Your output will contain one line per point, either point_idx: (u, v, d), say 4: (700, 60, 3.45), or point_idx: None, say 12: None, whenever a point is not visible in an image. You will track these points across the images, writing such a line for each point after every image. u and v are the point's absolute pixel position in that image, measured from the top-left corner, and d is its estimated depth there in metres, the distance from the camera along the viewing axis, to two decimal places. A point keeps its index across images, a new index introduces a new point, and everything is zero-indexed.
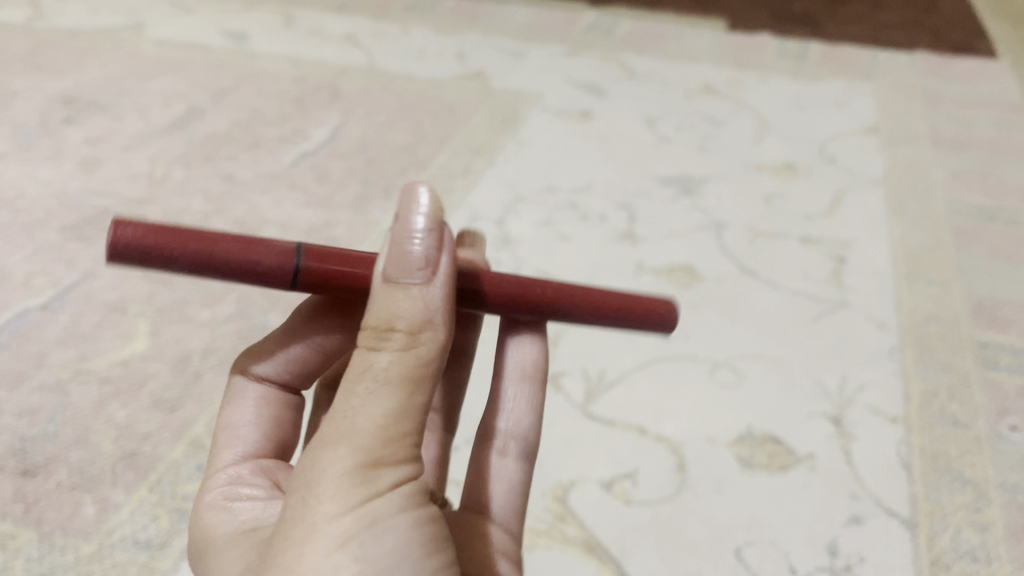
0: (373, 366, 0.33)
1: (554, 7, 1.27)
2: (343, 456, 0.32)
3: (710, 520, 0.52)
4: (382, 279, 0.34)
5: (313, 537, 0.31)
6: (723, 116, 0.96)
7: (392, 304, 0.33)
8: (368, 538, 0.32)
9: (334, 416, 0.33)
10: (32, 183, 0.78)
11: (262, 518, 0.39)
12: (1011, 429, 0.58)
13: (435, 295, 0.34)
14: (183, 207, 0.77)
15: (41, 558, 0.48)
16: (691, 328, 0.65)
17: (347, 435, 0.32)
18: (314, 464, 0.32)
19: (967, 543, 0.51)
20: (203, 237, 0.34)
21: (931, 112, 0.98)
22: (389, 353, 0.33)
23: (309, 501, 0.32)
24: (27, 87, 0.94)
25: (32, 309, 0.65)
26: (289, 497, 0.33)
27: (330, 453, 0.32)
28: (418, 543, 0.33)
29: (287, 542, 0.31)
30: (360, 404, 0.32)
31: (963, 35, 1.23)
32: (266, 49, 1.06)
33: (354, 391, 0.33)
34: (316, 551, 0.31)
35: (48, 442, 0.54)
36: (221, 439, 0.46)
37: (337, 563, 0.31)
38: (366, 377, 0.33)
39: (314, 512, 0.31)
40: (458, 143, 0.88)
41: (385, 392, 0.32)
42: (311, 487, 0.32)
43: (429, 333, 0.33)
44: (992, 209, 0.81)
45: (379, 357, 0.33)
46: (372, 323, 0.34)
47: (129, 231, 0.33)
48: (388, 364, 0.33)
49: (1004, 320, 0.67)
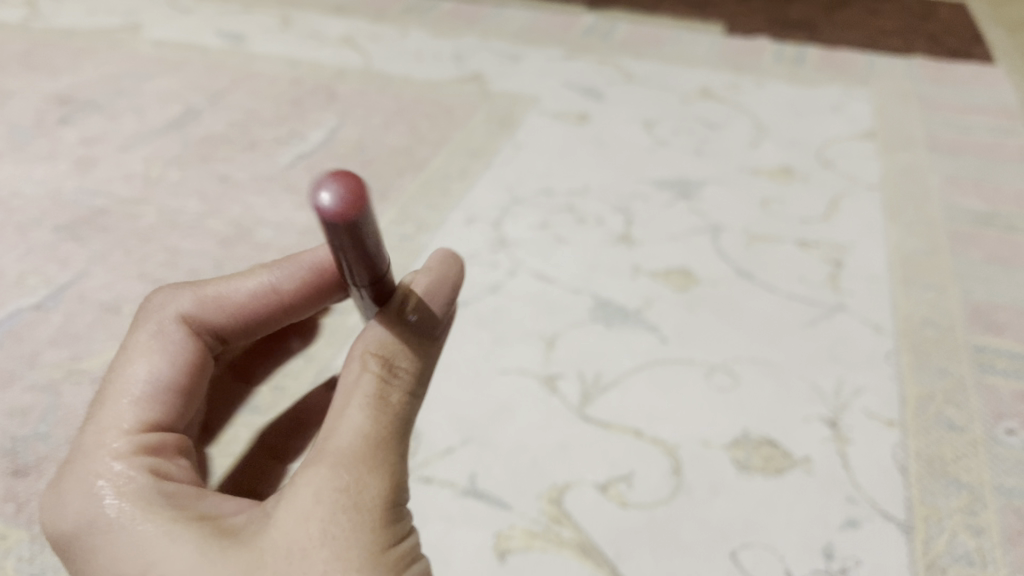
0: (382, 397, 0.34)
1: (552, 11, 1.27)
2: (371, 487, 0.32)
3: (706, 523, 0.51)
4: (391, 316, 0.36)
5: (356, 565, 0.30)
6: (720, 120, 0.96)
7: (405, 343, 0.36)
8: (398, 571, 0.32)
9: (351, 442, 0.33)
10: (27, 183, 0.78)
11: (195, 505, 0.33)
12: (1006, 433, 0.58)
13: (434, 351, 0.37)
14: (178, 207, 0.76)
15: (32, 559, 0.48)
16: (687, 332, 0.65)
17: (375, 464, 0.32)
18: (339, 492, 0.31)
19: (963, 547, 0.51)
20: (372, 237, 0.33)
21: (928, 117, 0.98)
22: (396, 388, 0.34)
23: (329, 524, 0.31)
24: (22, 87, 0.94)
25: (25, 309, 0.64)
26: (304, 522, 0.31)
27: (358, 482, 0.32)
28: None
29: (314, 574, 0.30)
30: (369, 432, 0.33)
31: (960, 42, 1.23)
32: (263, 50, 1.06)
33: (369, 420, 0.33)
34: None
35: (40, 442, 0.54)
36: (123, 392, 0.37)
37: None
38: (381, 406, 0.34)
39: (350, 541, 0.31)
40: (454, 145, 0.87)
41: (393, 423, 0.34)
42: (330, 512, 0.31)
43: (424, 379, 0.36)
44: (988, 214, 0.81)
45: (394, 392, 0.34)
46: (378, 357, 0.35)
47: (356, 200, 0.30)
48: (396, 397, 0.34)
49: (1000, 324, 0.67)
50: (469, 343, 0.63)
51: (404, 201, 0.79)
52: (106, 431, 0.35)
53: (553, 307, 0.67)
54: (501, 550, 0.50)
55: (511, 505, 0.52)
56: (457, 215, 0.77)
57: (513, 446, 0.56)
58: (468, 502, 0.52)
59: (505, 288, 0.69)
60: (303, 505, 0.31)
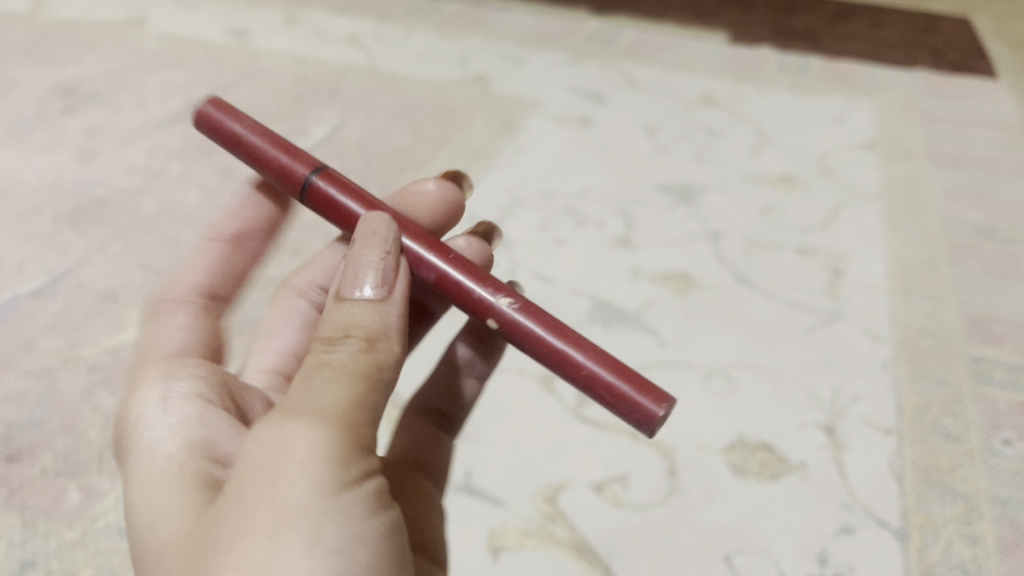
0: (326, 362, 0.33)
1: (557, 15, 1.27)
2: (302, 449, 0.31)
3: (699, 527, 0.51)
4: (337, 295, 0.36)
5: (272, 531, 0.29)
6: (722, 127, 0.97)
7: (350, 313, 0.35)
8: (336, 540, 0.30)
9: (293, 401, 0.32)
10: (27, 172, 0.78)
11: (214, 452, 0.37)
12: (1003, 444, 0.58)
13: (393, 313, 0.36)
14: (178, 200, 0.76)
15: (23, 544, 0.48)
16: (684, 335, 0.65)
17: (308, 424, 0.31)
18: (269, 453, 0.31)
19: (957, 556, 0.50)
20: (275, 140, 0.42)
21: (929, 129, 0.98)
22: (343, 351, 0.33)
23: (259, 485, 0.30)
24: (26, 77, 0.94)
25: (21, 297, 0.64)
26: (239, 481, 0.31)
27: (284, 444, 0.31)
28: (381, 560, 0.32)
29: (238, 529, 0.30)
30: (312, 394, 0.32)
31: (962, 56, 1.24)
32: (267, 47, 1.06)
33: (305, 385, 0.33)
34: (278, 551, 0.29)
35: (34, 429, 0.54)
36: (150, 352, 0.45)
37: (288, 550, 0.29)
38: (318, 371, 0.33)
39: (273, 503, 0.30)
40: (456, 146, 0.88)
41: (339, 383, 0.32)
42: (259, 472, 0.31)
43: (385, 344, 0.34)
44: (987, 226, 0.81)
45: (336, 354, 0.33)
46: (327, 332, 0.34)
47: (209, 107, 0.42)
48: (343, 359, 0.33)
49: (998, 336, 0.67)
50: None
51: None
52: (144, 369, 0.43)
53: (551, 308, 0.67)
54: (494, 548, 0.50)
55: (505, 503, 0.52)
56: None
57: (510, 446, 0.55)
58: (462, 498, 0.52)
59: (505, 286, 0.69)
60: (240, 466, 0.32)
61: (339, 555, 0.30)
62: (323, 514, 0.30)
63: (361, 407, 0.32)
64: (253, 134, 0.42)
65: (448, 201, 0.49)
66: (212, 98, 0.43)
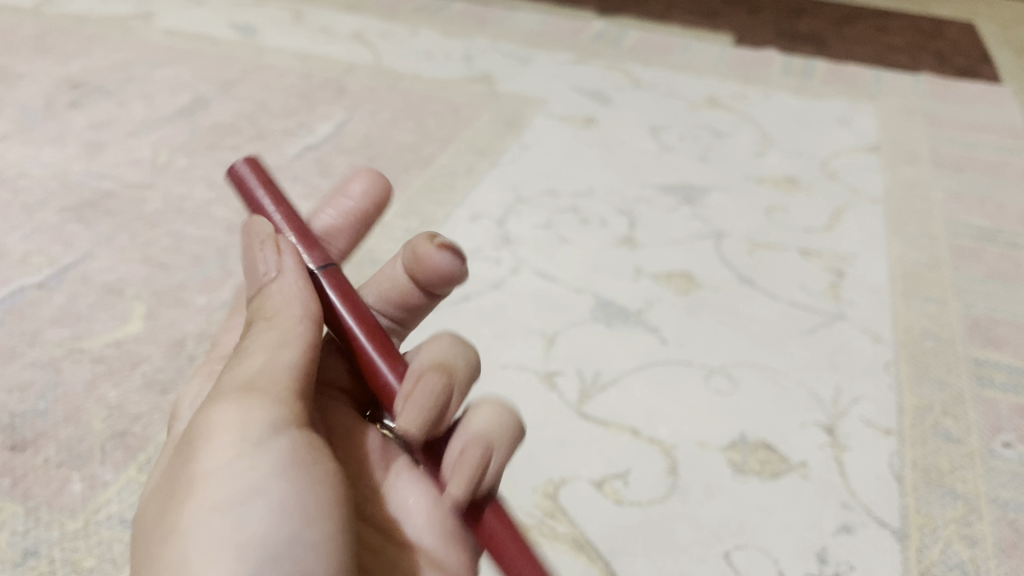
0: (241, 347, 0.33)
1: (563, 15, 1.28)
2: (217, 418, 0.30)
3: (699, 524, 0.51)
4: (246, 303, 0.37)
5: (190, 495, 0.29)
6: (727, 128, 0.97)
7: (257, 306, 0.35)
8: (251, 496, 0.30)
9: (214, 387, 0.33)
10: (33, 164, 0.78)
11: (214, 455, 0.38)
12: (1003, 446, 0.58)
13: (287, 282, 0.35)
14: (184, 194, 0.77)
15: (26, 532, 0.48)
16: (686, 333, 0.65)
17: (220, 398, 0.31)
18: (189, 432, 0.31)
19: (956, 557, 0.50)
20: (298, 225, 0.37)
21: (933, 133, 0.98)
22: (255, 332, 0.34)
23: (185, 464, 0.30)
24: (34, 70, 0.94)
25: (27, 288, 0.64)
26: (169, 469, 0.31)
27: (205, 415, 0.31)
28: (312, 514, 0.31)
29: (166, 512, 0.29)
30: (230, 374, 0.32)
31: (967, 60, 1.24)
32: (274, 44, 1.06)
33: (229, 365, 0.33)
34: (191, 511, 0.29)
35: (39, 418, 0.54)
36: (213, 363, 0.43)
37: (214, 513, 0.29)
38: (238, 354, 0.33)
39: (192, 474, 0.30)
40: (461, 143, 0.88)
41: (254, 355, 0.32)
42: (185, 451, 0.31)
43: (286, 314, 0.34)
44: (991, 230, 0.81)
45: (246, 340, 0.33)
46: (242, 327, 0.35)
47: (248, 172, 0.39)
48: (254, 339, 0.33)
49: (1000, 339, 0.67)
50: (469, 337, 0.63)
51: (410, 195, 0.79)
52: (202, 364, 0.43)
53: (553, 305, 0.67)
54: None
55: (507, 499, 0.52)
56: (461, 212, 0.77)
57: None
58: None
59: (507, 283, 0.69)
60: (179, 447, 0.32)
61: (256, 511, 0.30)
62: (238, 470, 0.30)
63: (285, 369, 0.32)
64: (270, 209, 0.38)
65: (445, 274, 0.39)
66: (251, 160, 0.39)
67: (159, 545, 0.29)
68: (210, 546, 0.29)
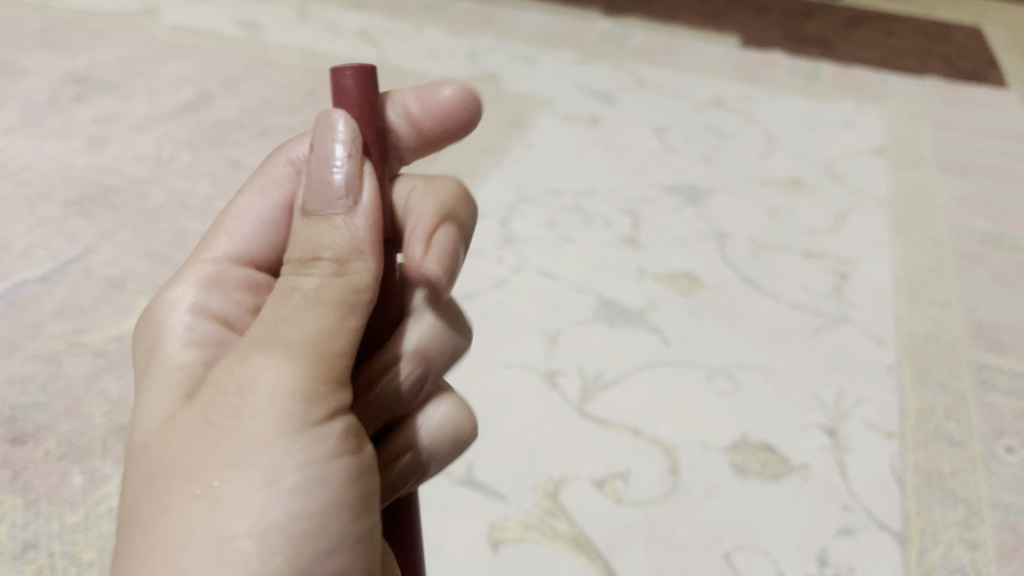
0: (301, 288, 0.32)
1: (569, 15, 1.27)
2: (274, 384, 0.30)
3: (700, 524, 0.51)
4: (301, 215, 0.34)
5: (231, 465, 0.29)
6: (732, 130, 0.97)
7: (319, 234, 0.33)
8: (297, 477, 0.30)
9: (269, 330, 0.31)
10: (37, 158, 0.78)
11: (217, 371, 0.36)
12: (1005, 450, 0.58)
13: (361, 222, 0.33)
14: (188, 189, 0.77)
15: (25, 525, 0.48)
16: (689, 334, 0.65)
17: (281, 356, 0.30)
18: (240, 384, 0.30)
19: (957, 560, 0.50)
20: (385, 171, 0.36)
21: (939, 136, 0.98)
22: (317, 276, 0.32)
23: (233, 421, 0.30)
24: (39, 64, 0.94)
25: (30, 281, 0.64)
26: (211, 413, 0.31)
27: (258, 375, 0.30)
28: (346, 501, 0.31)
29: (211, 464, 0.29)
30: (287, 323, 0.31)
31: (974, 65, 1.24)
32: (279, 40, 1.06)
33: (284, 308, 0.32)
34: (237, 482, 0.29)
35: (40, 412, 0.54)
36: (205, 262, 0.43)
37: (257, 491, 0.29)
38: (294, 297, 0.32)
39: (242, 438, 0.30)
40: (465, 141, 0.88)
41: (313, 310, 0.31)
42: (232, 405, 0.30)
43: (358, 262, 0.33)
44: (996, 235, 0.81)
45: (306, 282, 0.32)
46: (297, 252, 0.33)
47: (360, 84, 0.35)
48: (317, 286, 0.32)
49: (1004, 344, 0.67)
50: None
51: None
52: (202, 254, 0.43)
53: (556, 304, 0.67)
54: (495, 540, 0.50)
55: (507, 497, 0.52)
56: None
57: (511, 440, 0.56)
58: (464, 490, 0.52)
59: (510, 282, 0.69)
60: (211, 388, 0.32)
61: (297, 499, 0.30)
62: (285, 450, 0.30)
63: (341, 338, 0.32)
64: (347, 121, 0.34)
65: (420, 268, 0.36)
66: (367, 69, 0.35)
67: (195, 497, 0.29)
68: (252, 524, 0.29)
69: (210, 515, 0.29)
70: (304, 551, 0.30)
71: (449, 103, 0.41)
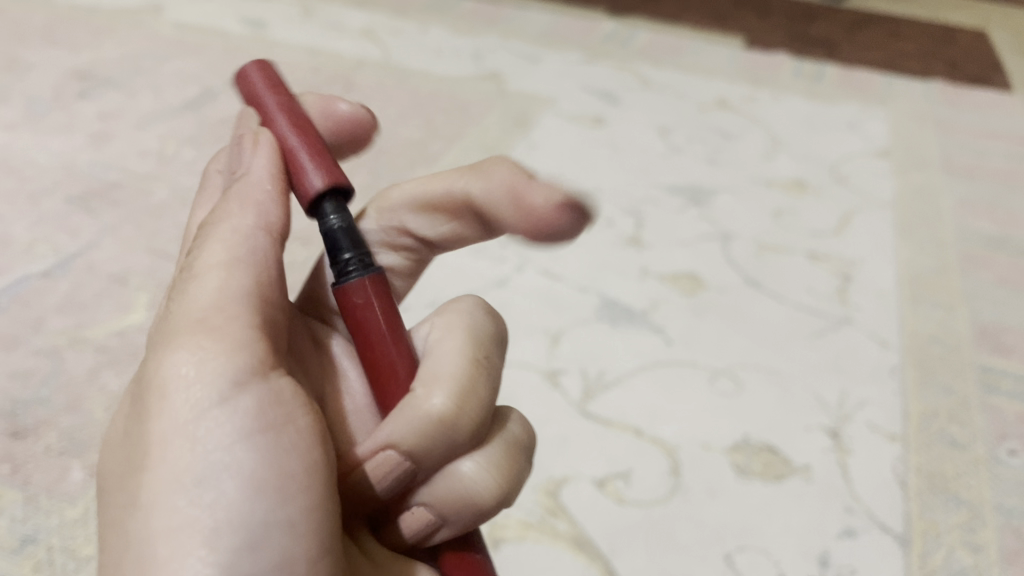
0: (195, 268, 0.33)
1: (574, 15, 1.27)
2: (171, 370, 0.29)
3: (701, 525, 0.51)
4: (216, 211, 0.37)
5: (145, 465, 0.28)
6: (736, 131, 0.96)
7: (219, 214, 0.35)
8: (216, 455, 0.29)
9: (168, 322, 0.31)
10: (41, 153, 0.79)
11: None
12: (1009, 453, 0.57)
13: (256, 179, 0.36)
14: (191, 185, 0.77)
15: (25, 518, 0.48)
16: (691, 334, 0.65)
17: (178, 340, 0.30)
18: (146, 386, 0.30)
19: (959, 563, 0.50)
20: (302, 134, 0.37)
21: (944, 139, 0.98)
22: (209, 252, 0.33)
23: (143, 423, 0.29)
24: (43, 61, 0.94)
25: (32, 276, 0.64)
26: (127, 429, 0.30)
27: (158, 366, 0.29)
28: (279, 477, 0.29)
29: (130, 474, 0.28)
30: (183, 306, 0.31)
31: (980, 68, 1.24)
32: (283, 39, 1.06)
33: (179, 294, 0.32)
34: (152, 480, 0.28)
35: (41, 407, 0.54)
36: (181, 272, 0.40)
37: (176, 480, 0.28)
38: (188, 280, 0.33)
39: (152, 437, 0.29)
40: (468, 140, 0.88)
41: (203, 280, 0.32)
42: (141, 409, 0.30)
43: (240, 221, 0.35)
44: (1000, 237, 0.81)
45: (203, 264, 0.33)
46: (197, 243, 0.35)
47: (258, 77, 0.39)
48: (208, 259, 0.33)
49: (1008, 347, 0.67)
50: None
51: None
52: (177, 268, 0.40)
53: (558, 304, 0.67)
54: (495, 539, 0.50)
55: None
56: None
57: None
58: None
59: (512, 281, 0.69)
60: (128, 404, 0.31)
61: (224, 485, 0.28)
62: (197, 430, 0.29)
63: (232, 298, 0.32)
64: (277, 108, 0.38)
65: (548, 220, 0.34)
66: (263, 63, 0.39)
67: (122, 508, 0.28)
68: (179, 517, 0.27)
69: (134, 517, 0.28)
70: (242, 540, 0.28)
71: (347, 116, 0.41)
